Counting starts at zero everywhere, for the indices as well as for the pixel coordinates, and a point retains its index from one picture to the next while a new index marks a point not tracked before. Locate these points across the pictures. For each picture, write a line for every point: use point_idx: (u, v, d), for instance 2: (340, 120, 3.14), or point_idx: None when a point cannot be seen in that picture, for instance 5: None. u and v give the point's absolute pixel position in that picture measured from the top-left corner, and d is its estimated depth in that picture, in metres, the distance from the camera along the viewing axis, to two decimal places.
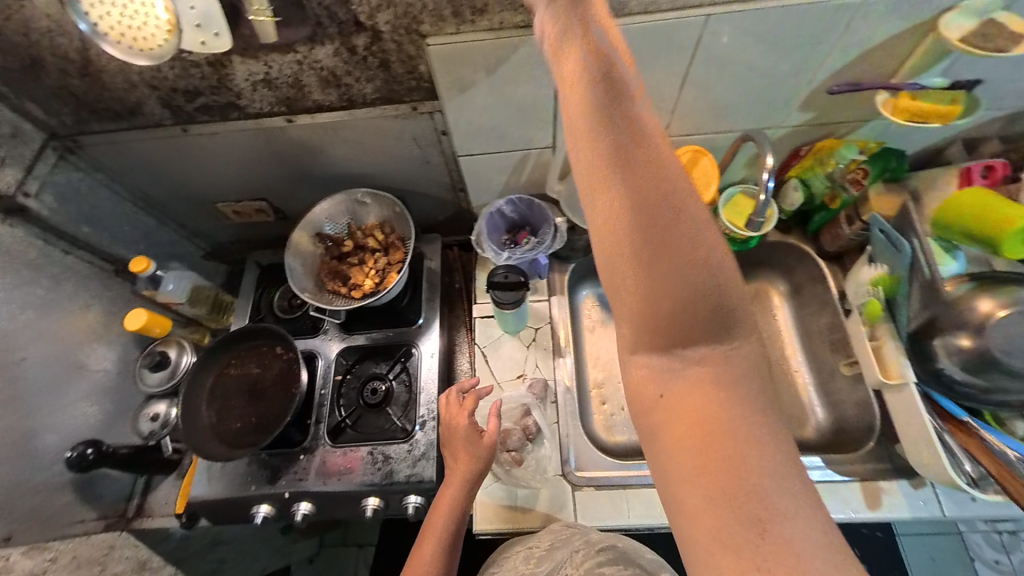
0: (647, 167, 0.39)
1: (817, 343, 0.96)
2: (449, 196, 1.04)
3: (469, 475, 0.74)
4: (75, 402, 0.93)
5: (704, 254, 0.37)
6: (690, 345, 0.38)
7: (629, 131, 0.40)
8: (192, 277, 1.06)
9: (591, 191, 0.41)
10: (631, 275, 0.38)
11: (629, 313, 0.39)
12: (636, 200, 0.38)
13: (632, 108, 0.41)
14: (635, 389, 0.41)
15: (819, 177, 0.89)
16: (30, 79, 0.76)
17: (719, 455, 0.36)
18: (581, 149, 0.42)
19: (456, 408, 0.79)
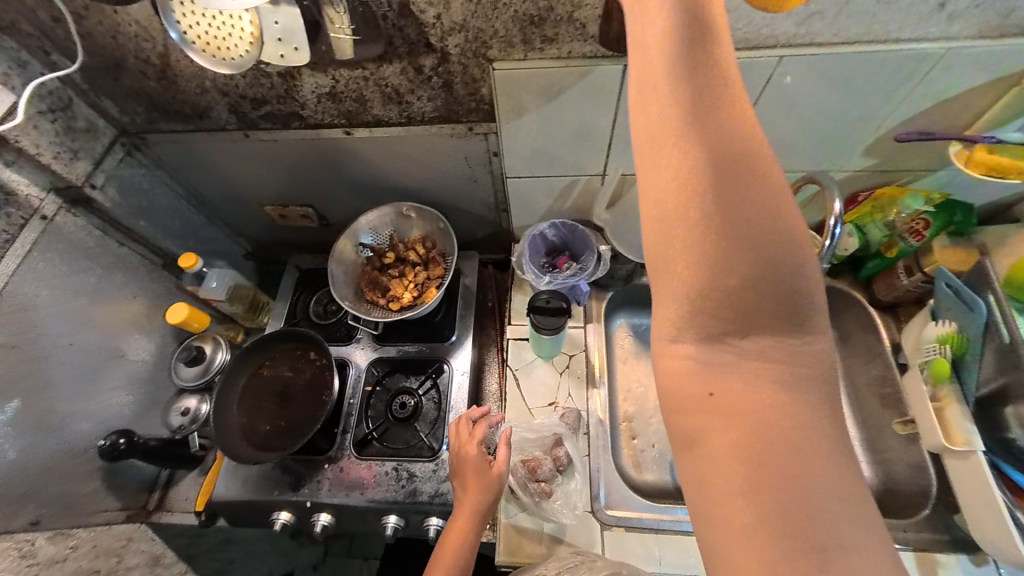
0: (723, 117, 0.33)
1: (865, 395, 0.92)
2: (491, 215, 1.04)
3: (478, 508, 0.71)
4: (112, 390, 0.95)
5: (781, 230, 0.31)
6: (751, 337, 0.31)
7: (710, 76, 0.33)
8: (234, 276, 1.08)
9: (656, 140, 0.34)
10: (692, 243, 0.31)
11: (677, 284, 0.32)
12: (712, 157, 0.31)
13: (716, 48, 0.34)
14: (674, 385, 0.33)
15: (876, 225, 0.85)
16: (111, 79, 0.79)
17: (780, 472, 0.28)
18: (654, 90, 0.34)
19: (466, 437, 0.78)
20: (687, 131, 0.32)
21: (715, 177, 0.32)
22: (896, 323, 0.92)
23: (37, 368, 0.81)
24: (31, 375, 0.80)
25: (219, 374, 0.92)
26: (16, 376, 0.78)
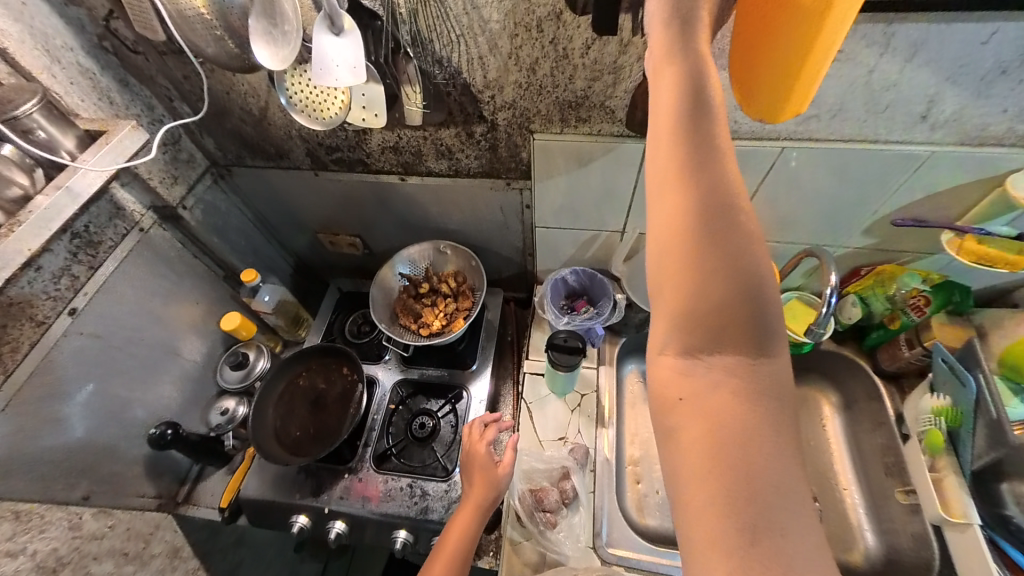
0: (715, 171, 0.39)
1: (870, 462, 0.94)
2: (518, 257, 1.14)
3: (482, 502, 0.78)
4: (166, 384, 1.06)
5: (748, 266, 0.38)
6: (720, 351, 0.38)
7: (704, 136, 0.40)
8: (283, 291, 1.20)
9: (659, 190, 0.41)
10: (677, 276, 0.39)
11: (666, 304, 0.40)
12: (698, 207, 0.39)
13: (711, 111, 0.41)
14: (658, 386, 0.40)
15: (879, 298, 0.91)
16: (216, 122, 0.95)
17: (731, 458, 0.34)
18: (659, 146, 0.41)
19: (476, 438, 0.86)
20: (684, 182, 0.39)
21: (701, 220, 0.38)
22: (899, 394, 0.95)
23: (114, 357, 0.93)
24: (109, 363, 0.92)
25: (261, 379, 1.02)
26: (97, 363, 0.90)
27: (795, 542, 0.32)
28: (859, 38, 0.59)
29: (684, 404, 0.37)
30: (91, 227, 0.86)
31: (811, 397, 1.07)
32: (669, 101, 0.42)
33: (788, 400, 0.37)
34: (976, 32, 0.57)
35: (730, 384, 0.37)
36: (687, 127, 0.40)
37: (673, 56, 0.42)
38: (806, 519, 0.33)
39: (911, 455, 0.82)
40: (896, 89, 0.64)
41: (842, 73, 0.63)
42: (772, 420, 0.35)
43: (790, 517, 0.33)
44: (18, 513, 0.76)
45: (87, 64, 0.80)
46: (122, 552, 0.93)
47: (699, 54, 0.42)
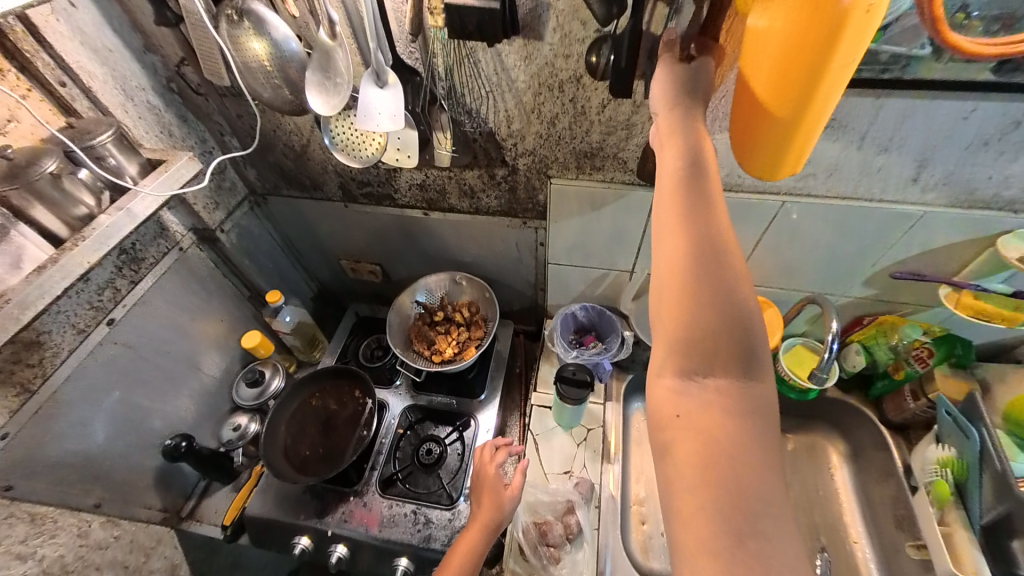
0: (709, 217, 0.44)
1: (879, 516, 0.93)
2: (530, 291, 1.19)
3: (491, 521, 0.80)
4: (185, 397, 1.09)
5: (737, 299, 0.42)
6: (712, 373, 0.41)
7: (700, 186, 0.45)
8: (303, 313, 1.26)
9: (661, 228, 0.45)
10: (675, 304, 0.43)
11: (665, 329, 0.43)
12: (695, 244, 0.43)
13: (706, 166, 0.47)
14: (655, 404, 0.42)
15: (882, 348, 0.94)
16: (259, 156, 1.04)
17: (721, 472, 0.37)
18: (661, 189, 0.46)
19: (487, 459, 0.88)
20: (684, 224, 0.44)
21: (698, 256, 0.43)
22: (908, 445, 0.95)
23: (142, 368, 0.98)
24: (137, 373, 0.96)
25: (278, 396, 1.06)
26: (126, 373, 0.94)
27: (776, 552, 0.34)
28: (849, 108, 0.66)
29: (679, 422, 0.40)
30: (137, 245, 0.92)
31: (819, 445, 1.07)
32: (672, 158, 0.47)
33: (774, 424, 0.41)
34: (956, 108, 0.63)
35: (721, 404, 0.40)
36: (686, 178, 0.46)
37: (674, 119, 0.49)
38: (787, 532, 0.36)
39: (920, 506, 0.82)
40: (886, 153, 0.70)
41: (836, 138, 0.70)
42: (759, 439, 0.39)
43: (775, 529, 0.35)
44: (33, 516, 0.79)
45: (155, 102, 0.89)
46: (122, 565, 0.94)
47: (695, 119, 0.49)
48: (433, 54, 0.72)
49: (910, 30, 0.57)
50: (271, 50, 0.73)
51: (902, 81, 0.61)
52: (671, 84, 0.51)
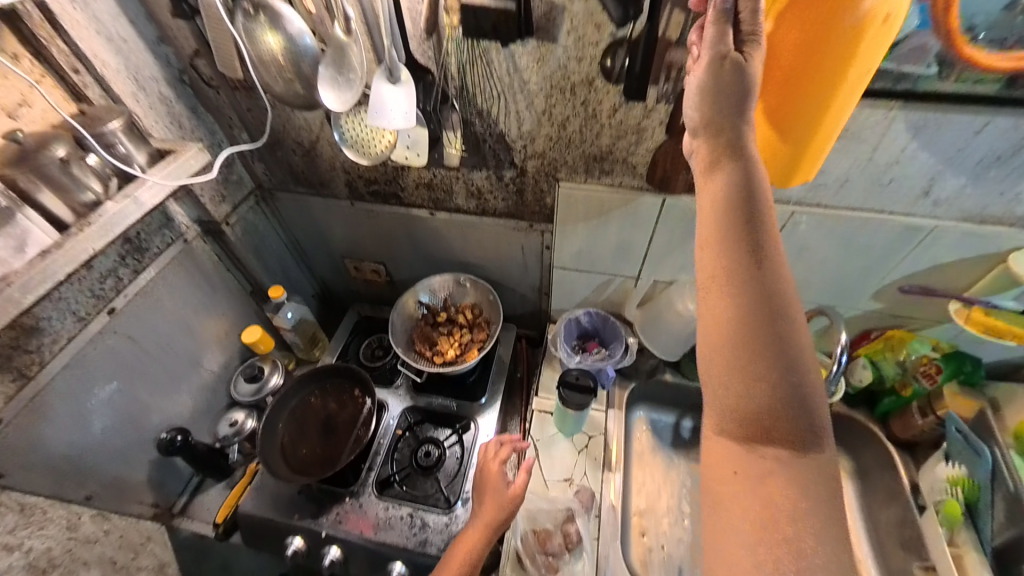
0: (763, 273, 0.43)
1: (885, 536, 0.91)
2: (534, 295, 1.18)
3: (495, 521, 0.79)
4: (182, 392, 1.08)
5: (797, 361, 0.41)
6: (772, 441, 0.40)
7: (753, 238, 0.44)
8: (305, 311, 1.25)
9: (707, 286, 0.45)
10: (731, 365, 0.42)
11: (718, 393, 0.43)
12: (750, 302, 0.42)
13: (762, 215, 0.45)
14: (711, 472, 0.43)
15: (890, 362, 0.93)
16: (268, 151, 1.04)
17: (785, 543, 0.37)
18: (708, 245, 0.45)
19: (491, 458, 0.87)
20: (735, 273, 0.43)
21: (753, 315, 0.42)
22: (916, 464, 0.93)
23: (142, 361, 0.97)
24: (136, 366, 0.95)
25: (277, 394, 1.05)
26: (125, 364, 0.93)
27: None
28: (862, 120, 0.65)
29: (738, 490, 0.41)
30: (141, 235, 0.92)
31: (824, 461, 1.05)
32: (717, 207, 0.46)
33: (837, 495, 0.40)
34: (968, 123, 0.63)
35: (777, 458, 0.40)
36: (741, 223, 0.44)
37: (722, 159, 0.47)
38: None
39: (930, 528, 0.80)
40: (898, 166, 0.70)
41: (848, 149, 0.69)
42: (817, 489, 0.39)
43: None
44: (23, 506, 0.76)
45: (167, 93, 0.89)
46: (111, 561, 0.92)
47: (745, 152, 0.46)
48: (447, 53, 0.72)
49: (916, 51, 0.58)
50: (286, 45, 0.73)
51: (918, 93, 0.61)
52: (712, 101, 0.47)
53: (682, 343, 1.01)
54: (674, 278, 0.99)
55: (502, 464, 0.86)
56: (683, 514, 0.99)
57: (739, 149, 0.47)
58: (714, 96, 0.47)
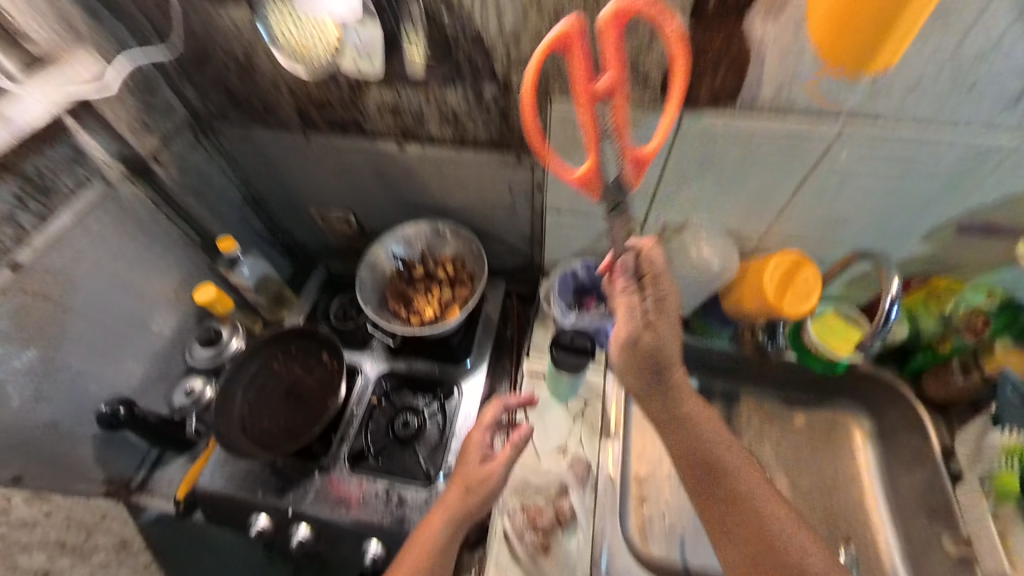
0: (711, 468, 0.66)
1: (908, 503, 0.84)
2: (525, 247, 1.03)
3: (458, 510, 0.68)
4: (128, 359, 0.95)
5: (750, 473, 0.66)
6: (771, 554, 0.61)
7: (686, 424, 0.69)
8: (265, 267, 1.11)
9: (680, 465, 0.68)
10: (725, 530, 0.63)
11: (717, 530, 0.65)
12: (711, 491, 0.65)
13: (679, 395, 0.70)
14: None
15: (930, 316, 0.83)
16: (196, 67, 0.86)
17: None
18: (683, 465, 0.68)
19: (475, 433, 0.76)
20: (682, 449, 0.68)
21: (703, 474, 0.66)
22: (948, 426, 0.84)
23: (69, 326, 0.83)
24: (62, 330, 0.82)
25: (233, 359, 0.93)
26: (46, 328, 0.79)
27: None
28: None
29: None
30: (43, 173, 0.76)
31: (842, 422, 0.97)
32: (665, 436, 0.69)
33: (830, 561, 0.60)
34: None
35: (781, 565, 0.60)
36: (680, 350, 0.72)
37: (646, 390, 0.71)
38: None
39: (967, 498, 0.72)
40: (985, 62, 0.54)
41: (925, 40, 0.53)
42: (793, 548, 0.61)
43: None
44: None
45: None
46: (58, 543, 0.84)
47: (659, 360, 0.70)
48: None
49: None
50: None
51: None
52: (628, 359, 0.71)
53: (693, 296, 0.89)
54: (686, 221, 0.84)
55: (486, 439, 0.75)
56: None
57: (649, 358, 0.70)
58: (626, 269, 0.73)
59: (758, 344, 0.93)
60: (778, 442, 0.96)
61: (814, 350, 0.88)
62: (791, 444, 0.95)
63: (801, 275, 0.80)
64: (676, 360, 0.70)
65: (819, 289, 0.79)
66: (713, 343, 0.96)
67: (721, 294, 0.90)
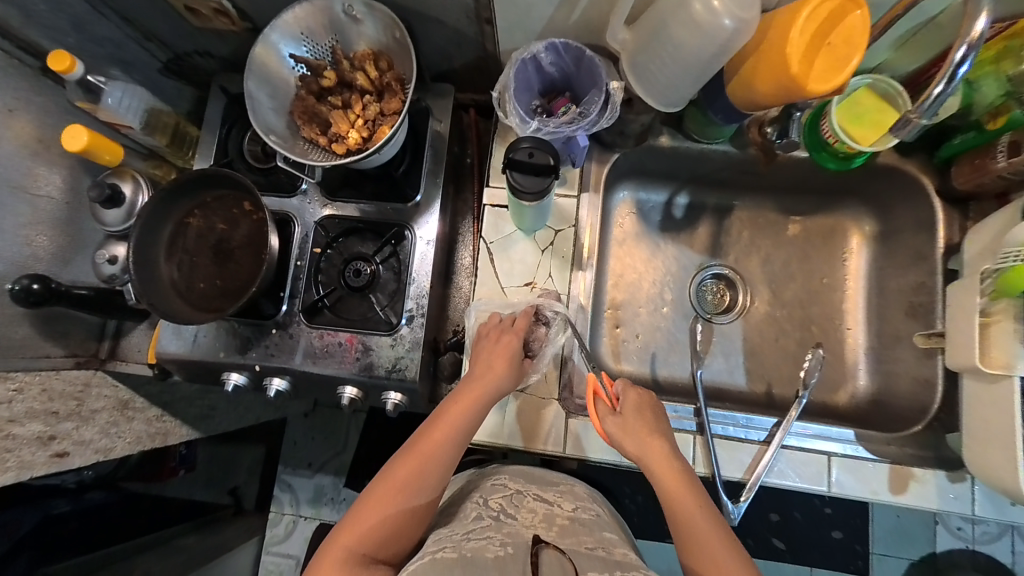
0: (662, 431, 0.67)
1: (890, 303, 0.83)
2: (470, 28, 0.77)
3: (495, 385, 0.68)
4: (24, 228, 0.78)
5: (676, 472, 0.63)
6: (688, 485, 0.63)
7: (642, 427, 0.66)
8: (144, 95, 0.86)
9: (639, 417, 0.67)
10: (663, 459, 0.64)
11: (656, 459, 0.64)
12: (658, 441, 0.65)
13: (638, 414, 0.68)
14: (678, 511, 0.62)
15: (995, 80, 0.66)
16: None
17: (717, 547, 0.59)
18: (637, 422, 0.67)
19: (502, 329, 0.73)
20: (645, 427, 0.66)
21: (655, 425, 0.67)
22: (960, 221, 0.76)
23: None
24: None
25: (150, 205, 0.75)
26: None
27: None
28: None
29: (684, 512, 0.61)
30: None
31: (840, 227, 0.89)
32: (632, 401, 0.69)
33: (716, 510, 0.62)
34: None
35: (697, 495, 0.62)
36: (651, 413, 0.68)
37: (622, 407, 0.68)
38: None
39: (960, 295, 0.69)
40: None
41: None
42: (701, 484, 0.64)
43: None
44: None
45: None
46: (50, 412, 0.80)
47: (637, 394, 0.70)
48: None
49: None
50: None
51: None
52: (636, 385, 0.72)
53: (691, 81, 0.66)
54: None
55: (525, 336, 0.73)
56: (664, 302, 0.88)
57: (631, 389, 0.70)
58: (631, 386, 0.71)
59: (765, 143, 0.80)
60: (765, 255, 0.90)
61: (829, 143, 0.73)
62: (779, 257, 0.90)
63: (844, 30, 0.59)
64: (645, 412, 0.68)
65: (863, 50, 0.58)
66: (710, 146, 0.81)
67: (728, 77, 0.68)
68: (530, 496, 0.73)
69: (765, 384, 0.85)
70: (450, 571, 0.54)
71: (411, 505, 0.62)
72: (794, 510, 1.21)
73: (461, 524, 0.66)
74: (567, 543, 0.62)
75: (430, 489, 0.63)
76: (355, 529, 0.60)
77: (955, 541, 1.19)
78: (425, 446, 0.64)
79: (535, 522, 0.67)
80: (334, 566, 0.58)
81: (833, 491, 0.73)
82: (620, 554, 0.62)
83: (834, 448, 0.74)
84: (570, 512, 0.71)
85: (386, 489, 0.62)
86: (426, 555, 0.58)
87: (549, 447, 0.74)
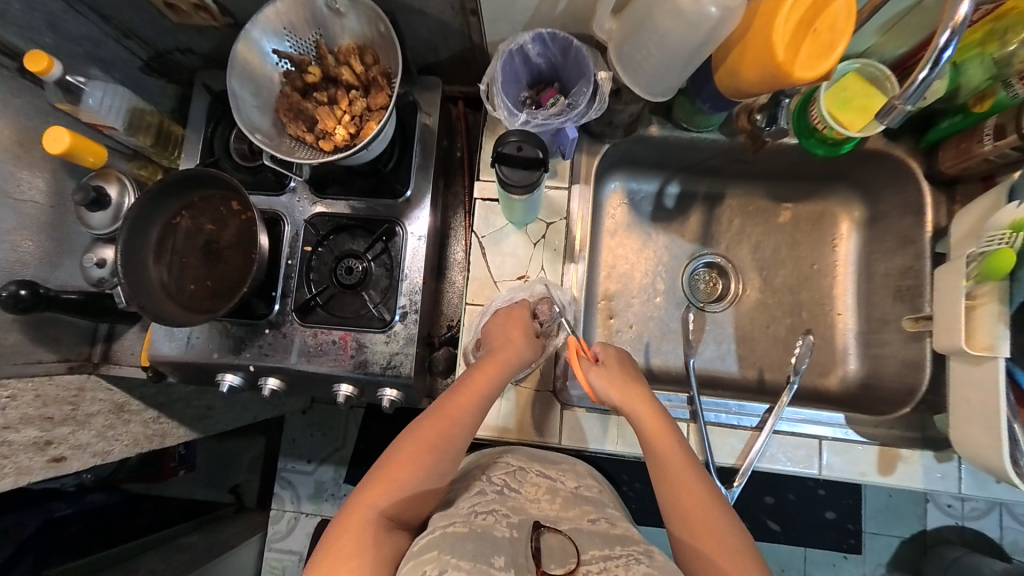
0: (661, 408, 0.67)
1: (878, 287, 0.84)
2: (456, 19, 0.76)
3: (516, 357, 0.69)
4: (7, 233, 0.76)
5: (675, 447, 0.63)
6: (687, 458, 0.62)
7: (642, 402, 0.66)
8: (126, 95, 0.84)
9: (639, 392, 0.67)
10: (664, 433, 0.64)
11: (656, 428, 0.64)
12: (658, 416, 0.65)
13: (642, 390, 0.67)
14: (676, 484, 0.60)
15: (980, 63, 0.66)
16: None
17: (710, 521, 0.57)
18: (636, 395, 0.66)
19: (513, 305, 0.74)
20: (646, 399, 0.66)
21: (656, 403, 0.67)
22: (947, 204, 0.77)
23: None
24: None
25: (135, 206, 0.73)
26: None
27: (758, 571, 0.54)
28: None
29: (684, 485, 0.60)
30: None
31: (830, 213, 0.89)
32: (628, 375, 0.69)
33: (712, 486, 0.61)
34: None
35: (694, 469, 0.61)
36: (637, 377, 0.70)
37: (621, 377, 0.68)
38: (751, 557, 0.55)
39: (946, 277, 0.70)
40: None
41: None
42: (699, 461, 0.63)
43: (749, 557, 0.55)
44: None
45: None
46: (45, 417, 0.80)
47: (628, 365, 0.71)
48: None
49: None
50: None
51: None
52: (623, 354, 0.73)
53: (679, 70, 0.66)
54: None
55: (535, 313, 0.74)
56: (657, 292, 0.89)
57: (622, 358, 0.71)
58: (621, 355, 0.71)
59: (754, 130, 0.79)
60: (755, 242, 0.91)
61: (818, 129, 0.73)
62: (770, 243, 0.90)
63: (828, 16, 0.58)
64: (646, 389, 0.68)
65: (848, 37, 0.58)
66: (700, 135, 0.81)
67: (716, 65, 0.67)
68: (534, 472, 0.71)
69: (757, 370, 0.87)
70: (462, 545, 0.53)
71: (438, 471, 0.61)
72: (788, 492, 1.23)
73: (465, 497, 0.64)
74: (570, 515, 0.63)
75: (450, 458, 0.62)
76: (381, 489, 0.59)
77: (944, 518, 1.22)
78: (449, 410, 0.64)
79: (539, 495, 0.66)
80: (361, 524, 0.56)
81: (823, 473, 0.74)
82: (620, 527, 0.63)
83: (825, 431, 0.75)
84: (573, 488, 0.70)
85: (404, 455, 0.61)
86: (436, 529, 0.56)
87: (544, 440, 0.76)
